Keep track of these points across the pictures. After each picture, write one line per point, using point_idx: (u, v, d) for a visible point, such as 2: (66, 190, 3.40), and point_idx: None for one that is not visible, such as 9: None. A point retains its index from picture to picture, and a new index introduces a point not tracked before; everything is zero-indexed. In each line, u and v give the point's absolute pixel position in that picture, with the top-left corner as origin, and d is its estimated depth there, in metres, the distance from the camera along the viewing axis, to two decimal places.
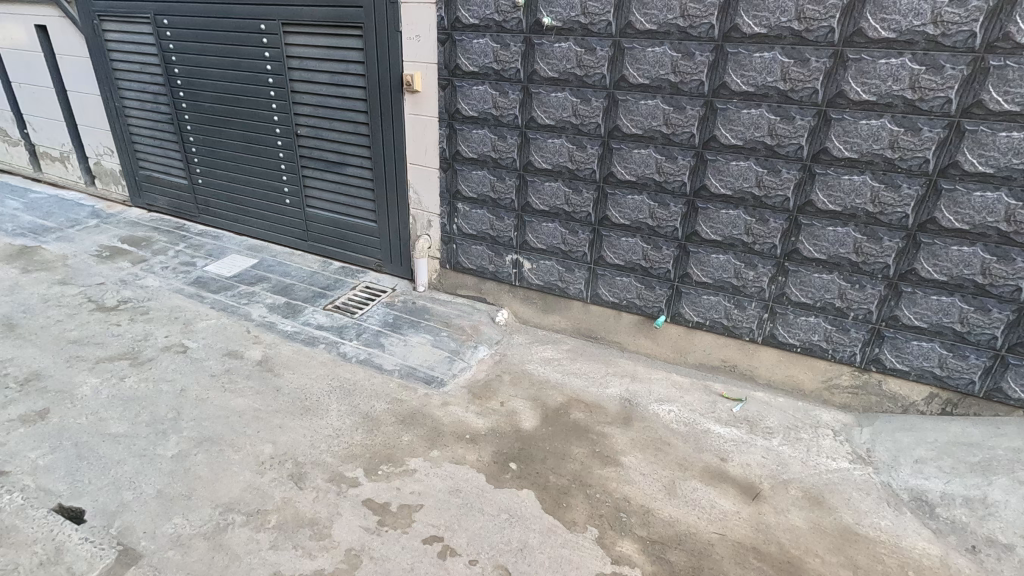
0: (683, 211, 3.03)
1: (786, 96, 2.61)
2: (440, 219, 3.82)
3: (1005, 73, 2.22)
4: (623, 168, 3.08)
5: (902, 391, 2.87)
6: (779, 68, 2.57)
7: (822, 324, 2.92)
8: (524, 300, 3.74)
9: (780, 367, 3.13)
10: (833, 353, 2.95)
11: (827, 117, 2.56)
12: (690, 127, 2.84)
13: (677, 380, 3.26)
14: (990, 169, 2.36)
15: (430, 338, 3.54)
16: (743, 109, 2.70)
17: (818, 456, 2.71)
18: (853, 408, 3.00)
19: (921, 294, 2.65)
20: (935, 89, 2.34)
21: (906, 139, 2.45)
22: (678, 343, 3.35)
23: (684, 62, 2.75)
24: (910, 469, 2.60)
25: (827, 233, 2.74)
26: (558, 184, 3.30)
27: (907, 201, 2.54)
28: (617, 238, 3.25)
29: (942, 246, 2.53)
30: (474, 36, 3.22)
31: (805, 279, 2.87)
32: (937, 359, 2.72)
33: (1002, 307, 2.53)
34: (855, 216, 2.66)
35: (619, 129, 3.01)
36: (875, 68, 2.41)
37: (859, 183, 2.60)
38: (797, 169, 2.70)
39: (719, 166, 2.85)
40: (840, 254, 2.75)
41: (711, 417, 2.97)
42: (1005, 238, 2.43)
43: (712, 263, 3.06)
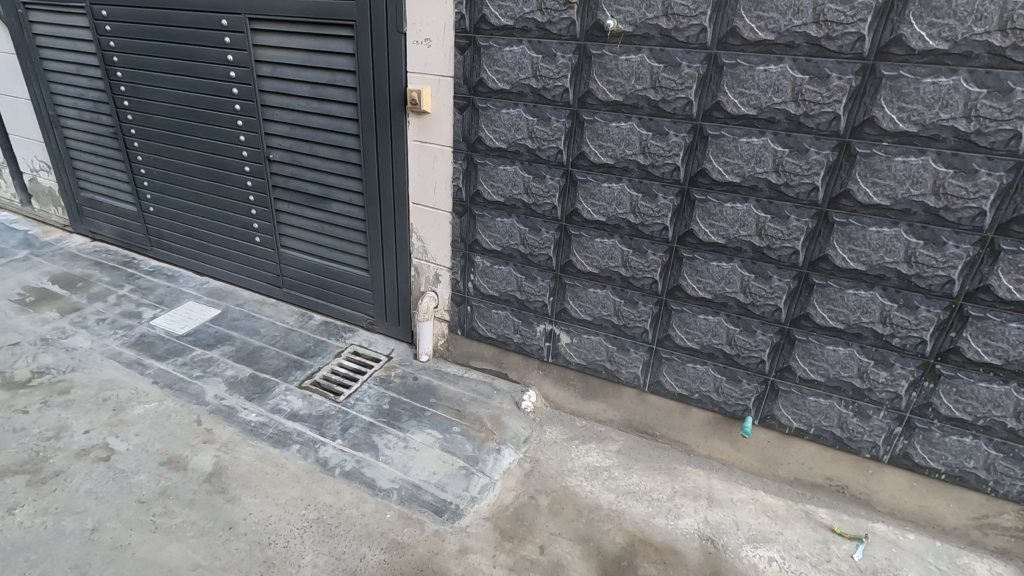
0: (790, 287, 2.23)
1: (967, 140, 1.82)
2: (452, 274, 2.99)
3: None
4: (708, 226, 2.28)
5: None
6: (963, 101, 1.77)
7: (982, 448, 2.14)
8: (559, 380, 2.94)
9: (911, 495, 2.35)
10: (992, 485, 2.18)
11: None
12: (812, 177, 2.05)
13: (767, 504, 2.46)
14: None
15: (439, 437, 2.70)
16: (897, 156, 1.91)
17: None
18: (1014, 556, 2.23)
19: None
20: None
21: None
22: (765, 452, 2.57)
23: (813, 86, 1.94)
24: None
25: (1006, 330, 1.96)
26: (614, 241, 2.49)
27: None
28: (692, 315, 2.45)
29: None
30: (506, 42, 2.39)
31: (964, 388, 2.09)
32: None
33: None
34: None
35: (707, 174, 2.21)
36: None
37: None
38: (971, 242, 1.91)
39: (851, 231, 2.05)
40: (1023, 359, 1.97)
41: (829, 572, 2.17)
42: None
43: (826, 357, 2.26)
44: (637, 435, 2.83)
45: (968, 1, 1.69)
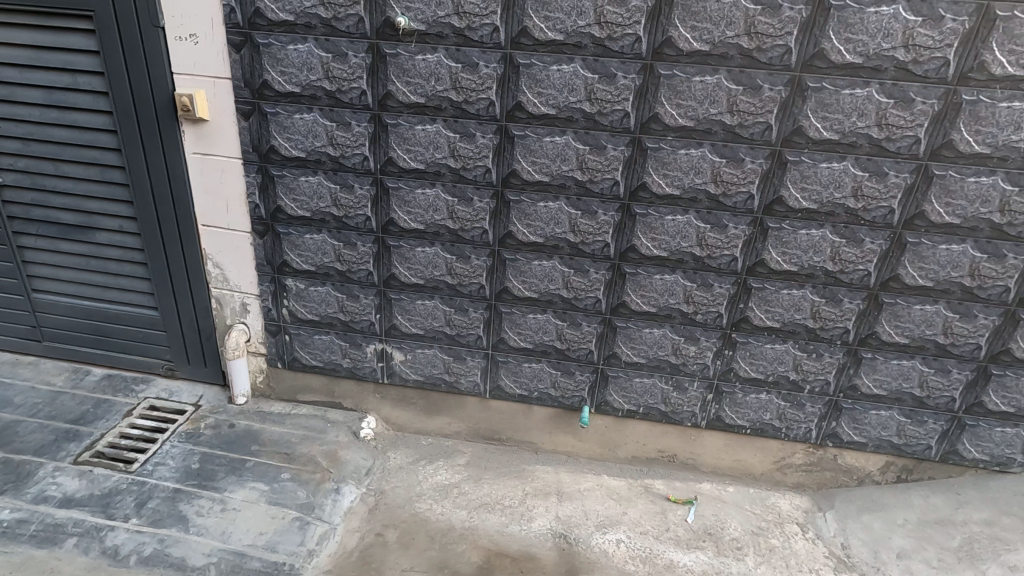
0: (607, 278, 2.33)
1: (733, 133, 2.03)
2: (262, 302, 2.64)
3: (978, 109, 1.91)
4: (526, 226, 2.27)
5: (858, 462, 2.54)
6: (726, 97, 1.98)
7: (774, 401, 2.44)
8: (398, 401, 2.76)
9: (726, 452, 2.61)
10: (785, 430, 2.50)
11: (782, 159, 2.05)
12: (612, 173, 2.14)
13: (612, 487, 2.56)
14: (957, 220, 2.05)
15: (266, 489, 2.36)
16: (680, 149, 2.07)
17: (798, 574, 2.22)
18: (807, 487, 2.60)
19: (882, 360, 2.30)
20: (903, 127, 1.95)
21: (870, 184, 2.03)
22: (604, 437, 2.67)
23: (603, 85, 2.03)
24: (898, 569, 2.23)
25: (780, 297, 2.24)
26: (436, 249, 2.38)
27: (869, 258, 2.14)
28: (521, 315, 2.44)
29: (905, 306, 2.19)
30: (288, 39, 2.15)
31: (755, 351, 2.36)
32: (896, 427, 2.42)
33: (961, 368, 2.28)
34: (813, 275, 2.20)
35: (518, 174, 2.20)
36: (839, 101, 1.94)
37: (818, 238, 2.14)
38: (746, 223, 2.15)
39: (652, 221, 2.19)
40: (794, 320, 2.27)
41: (669, 539, 2.32)
42: (969, 294, 2.16)
43: (644, 340, 2.40)
44: (485, 443, 2.77)
45: (720, 7, 1.88)
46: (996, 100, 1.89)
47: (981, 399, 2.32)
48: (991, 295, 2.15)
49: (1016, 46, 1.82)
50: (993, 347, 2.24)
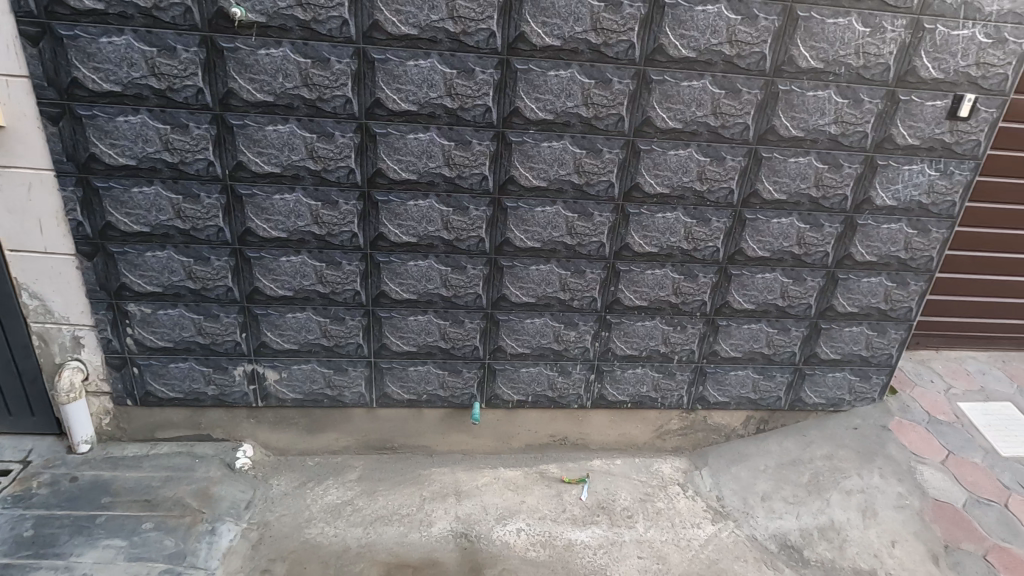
0: (484, 273, 2.34)
1: (590, 124, 2.14)
2: (99, 333, 2.31)
3: (791, 97, 2.17)
4: (397, 226, 2.21)
5: (724, 420, 2.81)
6: (580, 90, 2.08)
7: (649, 373, 2.62)
8: (276, 423, 2.57)
9: (612, 428, 2.75)
10: (661, 400, 2.69)
11: (635, 147, 2.19)
12: (480, 168, 2.16)
13: (508, 479, 2.60)
14: (783, 196, 2.33)
15: (125, 543, 2.07)
16: (542, 142, 2.14)
17: (682, 530, 2.41)
18: (684, 449, 2.84)
19: (736, 325, 2.56)
20: (734, 115, 2.17)
21: (712, 169, 2.24)
22: (497, 429, 2.69)
23: (462, 80, 2.03)
24: (762, 509, 2.51)
25: (646, 277, 2.41)
26: (302, 258, 2.24)
27: (717, 235, 2.37)
28: (402, 318, 2.38)
29: (749, 275, 2.45)
30: (100, 31, 1.88)
31: (628, 329, 2.51)
32: (752, 384, 2.71)
33: (797, 325, 2.60)
34: (671, 255, 2.39)
35: (384, 174, 2.13)
36: (679, 92, 2.11)
37: (673, 220, 2.32)
38: (609, 210, 2.28)
39: (522, 213, 2.24)
40: (660, 297, 2.45)
41: (566, 519, 2.40)
42: (798, 261, 2.46)
43: (527, 330, 2.46)
44: (376, 454, 2.68)
45: (566, 4, 1.96)
46: (805, 90, 2.17)
47: (815, 350, 2.67)
48: (815, 259, 2.47)
49: (815, 42, 2.10)
50: (820, 305, 2.58)
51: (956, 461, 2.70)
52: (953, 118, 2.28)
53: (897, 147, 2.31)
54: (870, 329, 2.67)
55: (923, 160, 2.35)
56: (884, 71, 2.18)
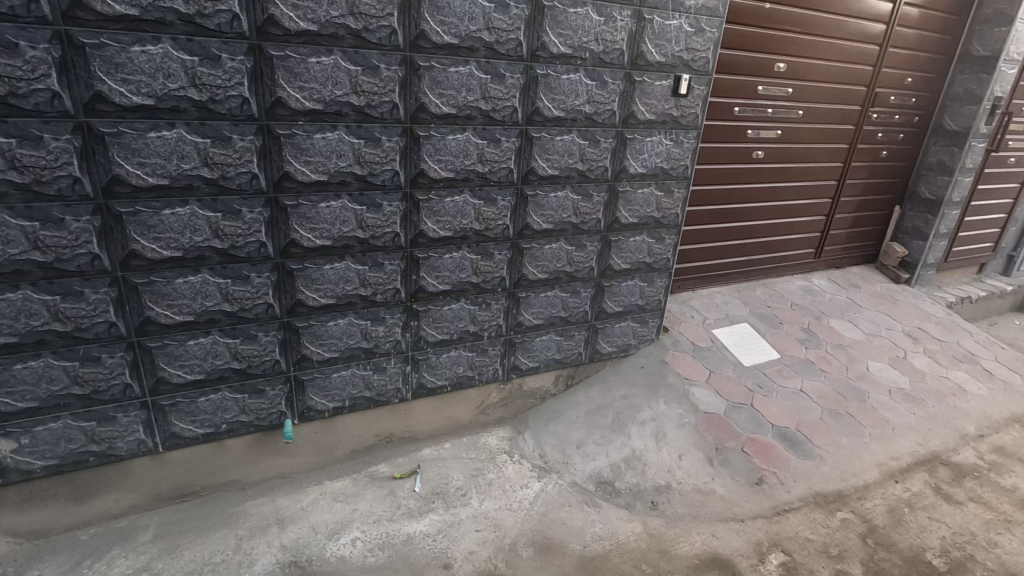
0: (273, 280, 2.37)
1: (364, 112, 2.28)
2: None
3: (548, 81, 2.56)
4: (153, 240, 2.11)
5: (540, 382, 3.42)
6: (347, 79, 2.20)
7: (463, 355, 2.98)
8: (26, 504, 2.24)
9: (436, 413, 3.09)
10: (478, 376, 3.09)
11: (415, 134, 2.41)
12: (247, 165, 2.16)
13: (336, 491, 2.70)
14: (555, 171, 2.75)
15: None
16: (315, 133, 2.23)
17: (515, 491, 2.84)
18: (508, 418, 3.34)
19: (533, 295, 3.02)
20: (502, 98, 2.50)
21: (490, 151, 2.57)
22: (316, 443, 2.79)
23: (206, 69, 1.99)
24: (579, 457, 3.09)
25: (445, 261, 2.70)
26: (24, 293, 1.99)
27: (504, 214, 2.73)
28: (179, 343, 2.29)
29: (538, 248, 2.90)
30: None
31: (436, 315, 2.81)
32: (556, 345, 3.27)
33: (584, 287, 3.16)
34: (465, 237, 2.70)
35: (124, 181, 2.01)
36: (448, 77, 2.37)
37: (461, 203, 2.62)
38: (399, 199, 2.49)
39: (305, 211, 2.32)
40: (461, 279, 2.77)
41: (402, 514, 2.60)
42: (576, 229, 2.96)
43: (331, 333, 2.58)
44: (172, 505, 2.53)
45: None
46: (559, 73, 2.57)
47: (604, 306, 3.29)
48: (590, 226, 2.99)
49: (561, 29, 2.49)
50: (601, 267, 3.16)
51: (715, 380, 3.75)
52: (676, 95, 2.89)
53: (639, 122, 2.86)
54: (643, 280, 3.37)
55: (660, 132, 2.94)
56: (619, 55, 2.67)
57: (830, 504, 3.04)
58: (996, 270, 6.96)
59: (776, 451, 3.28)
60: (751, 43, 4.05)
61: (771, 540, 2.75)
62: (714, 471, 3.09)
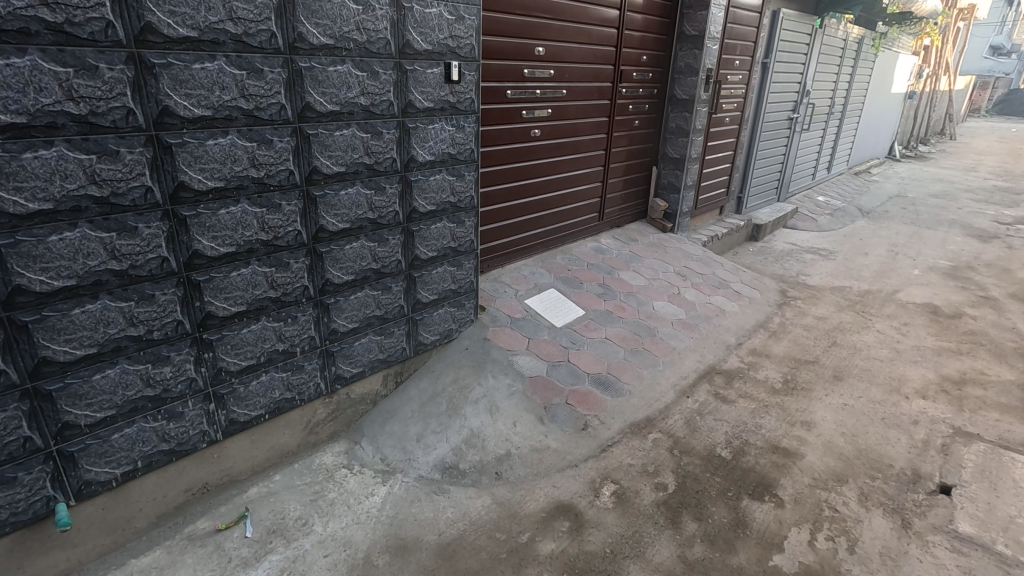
0: (0, 339, 2.26)
1: (89, 122, 2.31)
2: None
3: (314, 74, 2.95)
4: (40, 271, 2.30)
5: (365, 389, 3.85)
6: (56, 84, 2.19)
7: (276, 376, 3.28)
8: None
9: (248, 450, 3.32)
10: (298, 396, 3.43)
11: (161, 142, 2.51)
12: (140, 179, 2.48)
13: (170, 551, 2.88)
14: (340, 167, 3.20)
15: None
16: (27, 155, 2.19)
17: (356, 504, 3.24)
18: (342, 430, 3.79)
19: (343, 300, 3.47)
20: (266, 95, 2.80)
21: (262, 153, 2.85)
22: (106, 521, 2.82)
23: (83, 80, 2.25)
24: (421, 450, 3.61)
25: (233, 280, 2.92)
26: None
27: (293, 219, 3.08)
28: (83, 380, 2.51)
29: (338, 250, 3.34)
30: None
31: (236, 341, 3.03)
32: (376, 346, 3.78)
33: (395, 281, 3.74)
34: (252, 250, 2.96)
35: (1, 209, 2.17)
36: (194, 75, 2.53)
37: (239, 214, 2.85)
38: (159, 219, 2.58)
39: (29, 249, 2.25)
40: (258, 295, 3.04)
41: (236, 565, 2.82)
42: (376, 223, 3.50)
43: (99, 388, 2.58)
44: None
45: None
46: (324, 66, 2.98)
47: (418, 296, 3.94)
48: (388, 218, 3.56)
49: (317, 19, 2.88)
50: (408, 258, 3.79)
51: (534, 345, 4.50)
52: (449, 82, 3.64)
53: (417, 110, 3.52)
54: (451, 266, 4.11)
55: (441, 119, 3.68)
56: (386, 45, 3.24)
57: (642, 430, 3.94)
58: (732, 210, 9.02)
59: (593, 398, 4.10)
60: (509, 31, 4.68)
61: (602, 475, 3.50)
62: (545, 428, 3.82)
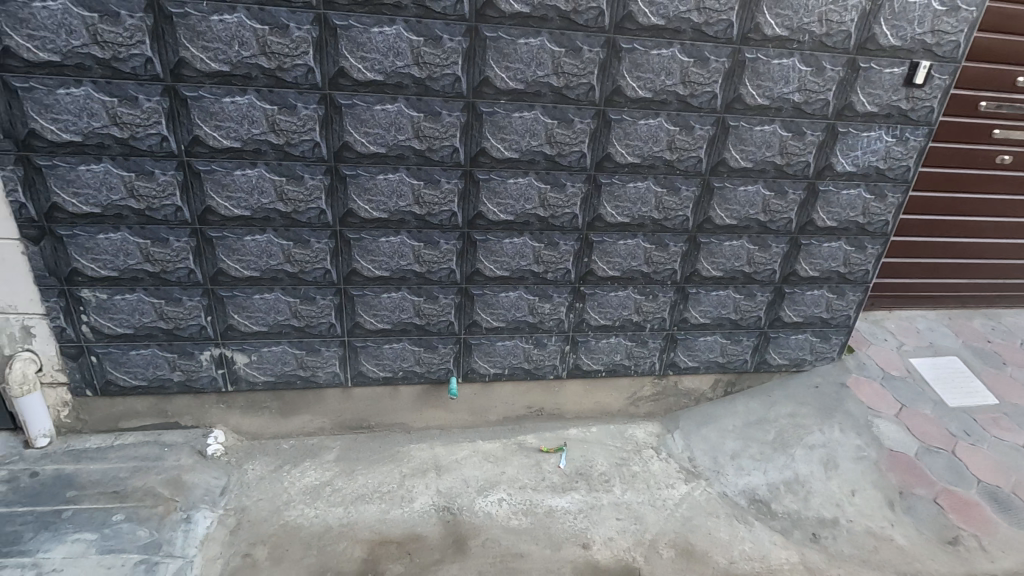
0: (335, 303, 2.41)
1: (424, 86, 2.10)
2: (52, 323, 2.26)
3: (757, 66, 2.27)
4: (370, 262, 2.34)
5: (694, 384, 2.96)
6: (408, 49, 2.03)
7: (623, 342, 2.74)
8: (246, 408, 2.58)
9: (587, 396, 2.88)
10: (635, 367, 2.83)
11: (476, 109, 2.17)
12: (449, 205, 2.30)
13: (486, 451, 2.69)
14: (735, 221, 2.56)
15: (24, 569, 1.95)
16: (375, 106, 2.09)
17: (659, 490, 2.53)
18: (657, 414, 2.98)
19: (693, 339, 2.80)
20: (703, 83, 2.27)
21: (560, 132, 2.25)
22: (388, 408, 2.71)
23: (429, 49, 2.04)
24: (732, 468, 2.65)
25: (500, 299, 2.53)
26: (122, 234, 2.15)
27: (686, 204, 2.49)
28: (377, 346, 2.52)
29: (718, 244, 2.59)
30: (57, 83, 1.91)
31: (489, 350, 2.63)
32: (720, 348, 2.86)
33: (749, 335, 2.86)
34: (642, 225, 2.50)
35: (354, 213, 2.25)
36: (516, 50, 2.09)
37: (643, 189, 2.42)
38: (457, 177, 2.27)
39: (366, 244, 2.31)
40: (628, 267, 2.57)
41: (482, 485, 2.49)
42: (748, 278, 2.71)
43: (387, 355, 2.55)
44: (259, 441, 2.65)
45: None
46: (770, 58, 2.27)
47: (766, 358, 2.94)
48: (781, 226, 2.61)
49: (780, 9, 2.19)
50: (784, 271, 2.74)
51: (911, 415, 2.88)
52: (909, 86, 2.42)
53: (856, 115, 2.45)
54: (813, 336, 2.96)
55: (880, 127, 2.49)
56: (846, 39, 2.30)
57: None
58: None
59: (980, 511, 2.43)
60: (1012, 26, 3.14)
61: None
62: (893, 517, 2.42)
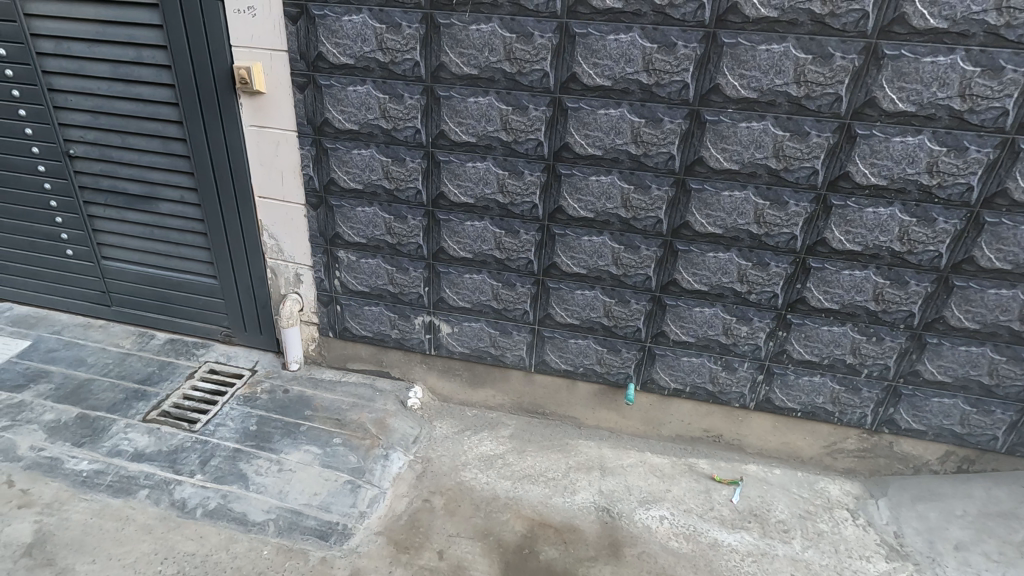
0: (532, 292, 2.57)
1: (650, 92, 2.12)
2: (315, 273, 2.81)
3: None
4: (570, 258, 2.45)
5: (916, 450, 2.50)
6: (640, 56, 2.07)
7: (828, 383, 2.45)
8: (443, 372, 2.90)
9: (775, 434, 2.63)
10: (839, 415, 2.50)
11: (700, 117, 2.12)
12: (656, 211, 2.29)
13: (655, 465, 2.63)
14: (1008, 266, 2.09)
15: (273, 462, 2.48)
16: (600, 110, 2.17)
17: (849, 559, 2.22)
18: (859, 473, 2.60)
19: (923, 397, 2.37)
20: (990, 97, 1.89)
21: (791, 145, 2.08)
22: (565, 400, 2.80)
23: (661, 55, 2.05)
24: (954, 563, 2.19)
25: (694, 314, 2.44)
26: (375, 210, 2.58)
27: (941, 238, 2.10)
28: (564, 339, 2.63)
29: (978, 290, 2.15)
30: (349, 81, 2.36)
31: (674, 363, 2.56)
32: (960, 416, 2.37)
33: (1005, 407, 2.32)
34: (877, 256, 2.19)
35: (563, 211, 2.37)
36: (755, 57, 1.99)
37: (885, 216, 2.12)
38: (668, 184, 2.24)
39: (569, 241, 2.42)
40: (849, 301, 2.27)
41: (646, 498, 2.45)
42: (1017, 337, 2.19)
43: (571, 349, 2.65)
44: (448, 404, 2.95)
45: None
46: None
47: None
48: None
49: None
50: None
51: None
52: None
53: None
54: None
55: None
56: None
57: None
58: None
59: None
60: None
61: None
62: None
